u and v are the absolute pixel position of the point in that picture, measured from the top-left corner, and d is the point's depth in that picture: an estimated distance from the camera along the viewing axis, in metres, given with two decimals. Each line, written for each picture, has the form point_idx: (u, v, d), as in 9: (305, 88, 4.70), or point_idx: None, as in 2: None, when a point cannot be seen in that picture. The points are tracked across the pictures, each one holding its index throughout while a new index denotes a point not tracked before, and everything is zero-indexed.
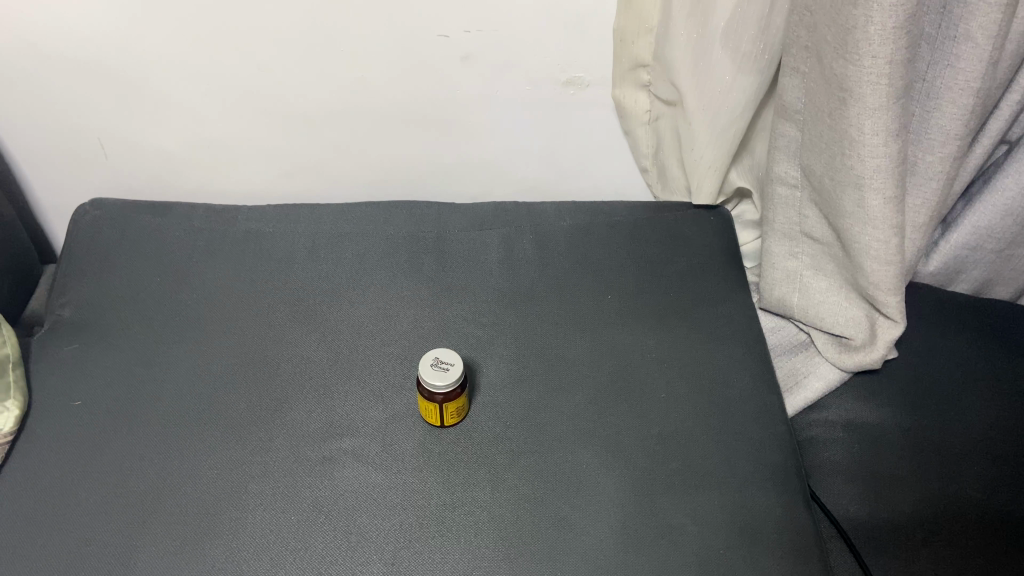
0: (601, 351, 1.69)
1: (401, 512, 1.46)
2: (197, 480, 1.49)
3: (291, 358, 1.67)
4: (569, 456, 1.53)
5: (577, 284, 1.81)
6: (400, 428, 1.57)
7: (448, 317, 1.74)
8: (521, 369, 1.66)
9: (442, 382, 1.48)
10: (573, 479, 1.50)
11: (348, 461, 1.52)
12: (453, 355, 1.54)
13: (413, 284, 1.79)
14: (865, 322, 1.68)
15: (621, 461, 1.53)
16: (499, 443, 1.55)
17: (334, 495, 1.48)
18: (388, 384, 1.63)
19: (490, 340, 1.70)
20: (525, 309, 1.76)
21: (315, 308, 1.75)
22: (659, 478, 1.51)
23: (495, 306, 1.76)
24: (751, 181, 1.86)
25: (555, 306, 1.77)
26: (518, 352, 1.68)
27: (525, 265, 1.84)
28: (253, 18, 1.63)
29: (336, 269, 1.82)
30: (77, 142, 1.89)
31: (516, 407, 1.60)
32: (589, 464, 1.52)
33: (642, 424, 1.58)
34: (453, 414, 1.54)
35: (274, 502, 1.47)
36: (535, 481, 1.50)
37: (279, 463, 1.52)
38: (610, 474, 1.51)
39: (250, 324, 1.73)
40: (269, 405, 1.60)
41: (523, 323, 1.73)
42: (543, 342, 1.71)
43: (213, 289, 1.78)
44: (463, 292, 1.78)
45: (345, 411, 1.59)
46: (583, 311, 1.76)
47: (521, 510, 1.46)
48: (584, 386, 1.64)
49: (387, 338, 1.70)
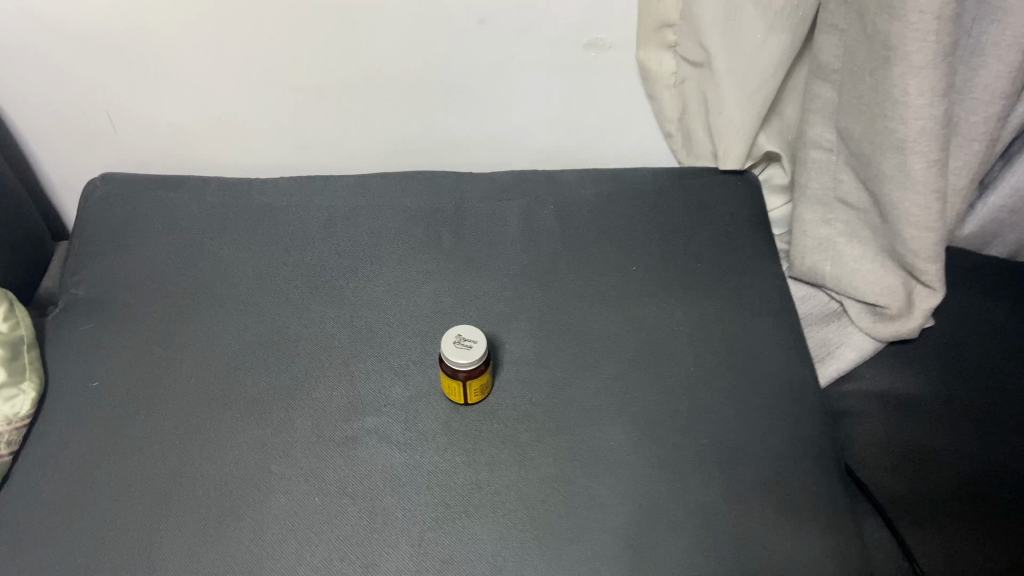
0: (628, 324, 1.64)
1: (427, 493, 1.42)
2: (219, 462, 1.46)
3: (310, 335, 1.63)
4: (597, 433, 1.49)
5: (601, 256, 1.76)
6: (423, 406, 1.53)
7: (470, 290, 1.69)
8: (545, 344, 1.61)
9: (466, 361, 1.43)
10: (602, 456, 1.46)
11: (372, 440, 1.49)
12: (476, 332, 1.49)
13: (432, 257, 1.75)
14: (901, 290, 1.62)
15: (651, 437, 1.49)
16: (525, 420, 1.51)
17: (358, 475, 1.45)
18: (410, 361, 1.59)
19: (512, 314, 1.65)
20: (548, 281, 1.71)
21: (333, 283, 1.71)
22: (691, 455, 1.47)
23: (517, 279, 1.71)
24: (781, 145, 1.78)
25: (578, 278, 1.72)
26: (542, 327, 1.64)
27: (547, 237, 1.78)
28: None
29: (353, 243, 1.77)
30: (85, 117, 1.84)
31: (541, 384, 1.55)
32: (619, 442, 1.48)
33: (672, 400, 1.54)
34: (476, 391, 1.50)
35: (298, 483, 1.44)
36: (563, 460, 1.46)
37: (300, 443, 1.49)
38: (640, 451, 1.47)
39: (267, 300, 1.68)
40: (289, 384, 1.56)
41: (546, 296, 1.68)
42: (567, 315, 1.66)
43: (228, 266, 1.74)
44: (484, 265, 1.73)
45: (366, 389, 1.56)
46: (607, 283, 1.71)
47: (549, 490, 1.42)
48: (610, 360, 1.59)
49: (407, 314, 1.66)
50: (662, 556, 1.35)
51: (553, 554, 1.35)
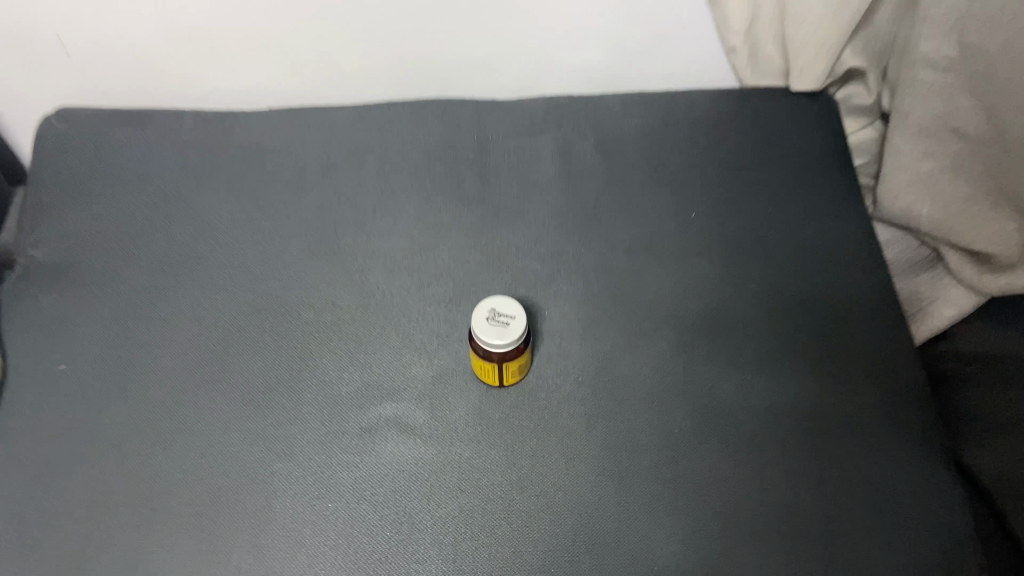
0: (687, 286, 1.40)
1: (460, 495, 1.20)
2: (212, 460, 1.24)
3: (313, 305, 1.38)
4: (658, 418, 1.26)
5: (651, 202, 1.49)
6: (451, 389, 1.30)
7: (499, 249, 1.44)
8: (591, 312, 1.37)
9: (503, 342, 1.19)
10: (666, 447, 1.24)
11: (392, 432, 1.26)
12: (513, 305, 1.24)
13: (453, 209, 1.48)
14: (1017, 237, 1.33)
15: (722, 423, 1.26)
16: (571, 404, 1.28)
17: (377, 476, 1.23)
18: (432, 334, 1.35)
19: (551, 276, 1.41)
20: (590, 236, 1.46)
21: (337, 240, 1.45)
22: (770, 442, 1.24)
23: (553, 234, 1.45)
24: (868, 61, 1.50)
25: (626, 230, 1.46)
26: (586, 291, 1.39)
27: (586, 181, 1.52)
28: None
29: (359, 190, 1.50)
30: (31, 39, 1.53)
31: (589, 360, 1.32)
32: (684, 429, 1.25)
33: (745, 376, 1.30)
34: (514, 373, 1.26)
35: (307, 487, 1.22)
36: (619, 452, 1.23)
37: (308, 437, 1.26)
38: (710, 440, 1.24)
39: (260, 262, 1.43)
40: (290, 364, 1.33)
41: (590, 253, 1.43)
42: (615, 276, 1.41)
43: (213, 221, 1.47)
44: (514, 217, 1.47)
45: (382, 369, 1.32)
46: (661, 236, 1.45)
47: (605, 489, 1.20)
48: (669, 330, 1.35)
49: (426, 277, 1.41)
50: (743, 568, 1.14)
51: (614, 568, 1.14)
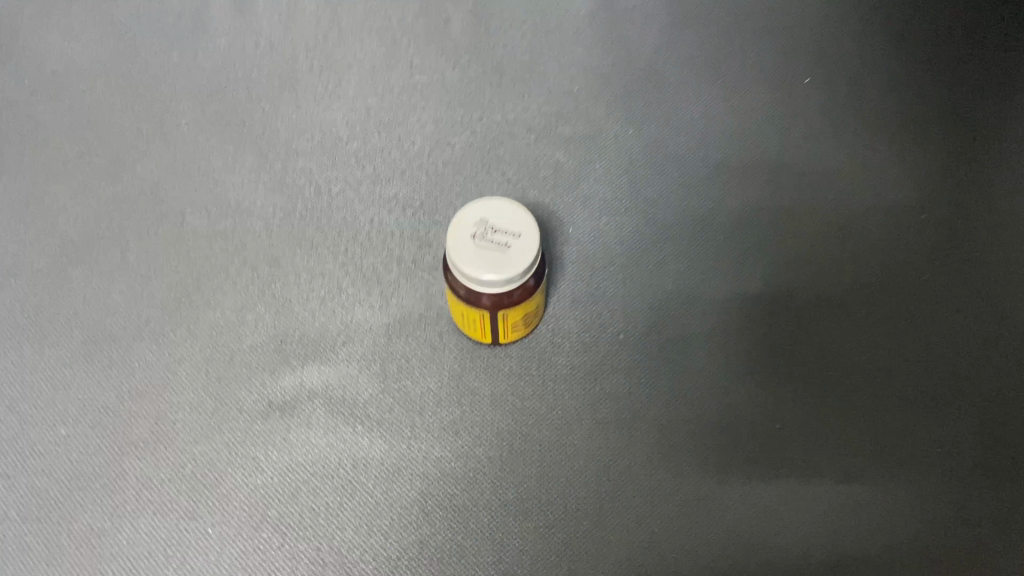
0: (793, 194, 0.89)
1: (421, 525, 0.74)
2: (28, 449, 0.77)
3: (208, 205, 0.89)
4: (744, 410, 0.79)
5: (736, 65, 0.97)
6: (415, 346, 0.82)
7: (499, 127, 0.93)
8: (639, 234, 0.87)
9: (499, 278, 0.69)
10: (757, 460, 0.78)
11: (319, 413, 0.79)
12: (519, 213, 0.72)
13: (430, 66, 0.97)
14: None
15: (844, 425, 0.80)
16: (606, 382, 0.80)
17: (290, 485, 0.76)
18: (388, 258, 0.86)
19: (579, 173, 0.90)
20: (642, 111, 0.94)
21: (250, 104, 0.94)
22: (917, 458, 0.78)
23: (584, 106, 0.94)
24: None
25: (697, 107, 0.94)
26: (632, 200, 0.89)
27: (636, 27, 0.99)
28: None
29: (289, 30, 0.98)
30: None
31: (634, 311, 0.84)
32: (786, 431, 0.79)
33: (879, 349, 0.83)
34: (513, 325, 0.78)
35: (179, 498, 0.75)
36: (682, 465, 0.77)
37: (184, 417, 0.79)
38: (826, 451, 0.78)
39: (131, 133, 0.92)
40: (167, 297, 0.84)
41: (640, 140, 0.92)
42: (679, 177, 0.91)
43: (61, 66, 0.96)
44: (524, 79, 0.96)
45: (309, 311, 0.83)
46: (751, 115, 0.94)
47: (657, 523, 0.75)
48: (763, 264, 0.86)
49: (385, 167, 0.91)
50: None
51: None
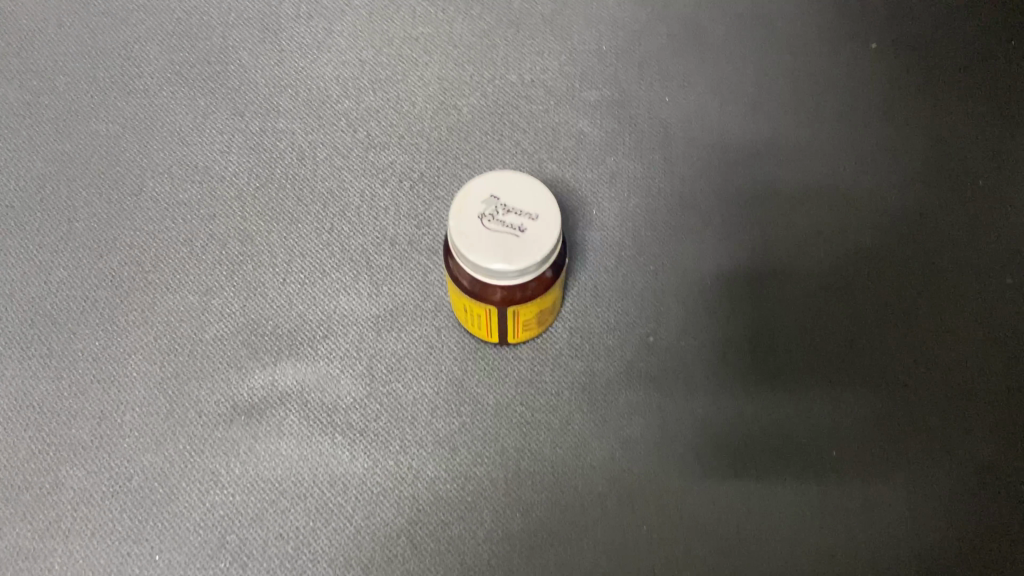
0: (859, 174, 0.75)
1: (409, 559, 0.62)
2: None
3: (173, 171, 0.76)
4: (789, 432, 0.66)
5: (792, 17, 0.82)
6: (408, 343, 0.69)
7: (514, 87, 0.80)
8: (675, 216, 0.74)
9: (509, 268, 0.57)
10: (807, 491, 0.65)
11: (290, 419, 0.66)
12: (540, 191, 0.60)
13: (434, 17, 0.84)
14: None
15: (910, 451, 0.66)
16: (633, 394, 0.68)
17: (255, 506, 0.64)
18: (380, 239, 0.73)
19: (605, 145, 0.77)
20: (680, 73, 0.80)
21: (226, 55, 0.82)
22: (999, 493, 0.65)
23: (612, 68, 0.81)
24: None
25: (744, 68, 0.81)
26: (666, 176, 0.76)
27: None
28: None
29: None
30: None
31: (667, 308, 0.71)
32: (840, 457, 0.66)
33: (946, 359, 0.69)
34: (523, 323, 0.65)
35: (123, 518, 0.63)
36: (716, 495, 0.64)
37: (133, 421, 0.67)
38: (890, 482, 0.65)
39: (90, 86, 0.80)
40: (120, 276, 0.72)
41: (678, 107, 0.79)
42: (723, 148, 0.77)
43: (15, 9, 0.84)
44: (543, 33, 0.83)
45: (284, 298, 0.71)
46: (808, 79, 0.80)
47: (690, 565, 0.62)
48: (820, 257, 0.73)
49: (380, 131, 0.78)
50: None
51: None
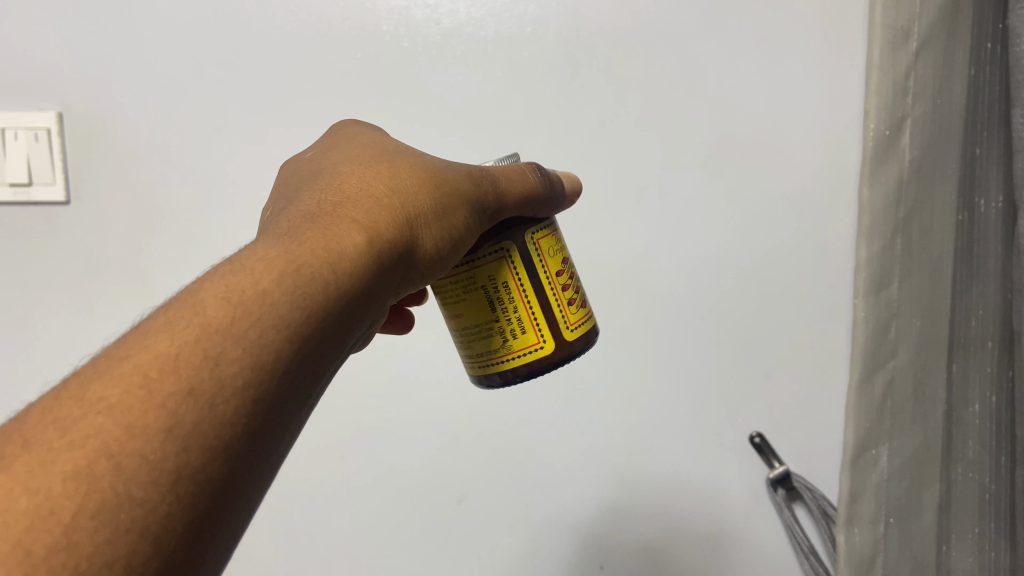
0: (837, 225, 0.61)
1: None
2: None
3: (95, 270, 0.65)
4: (914, 520, 0.36)
5: (818, 543, 0.62)
6: None
7: (697, 257, 0.63)
8: (812, 445, 0.63)
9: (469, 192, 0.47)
10: (916, 255, 0.33)
11: (448, 542, 0.67)
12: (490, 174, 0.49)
13: (354, 502, 0.67)
14: None
15: (901, 65, 0.31)
16: (773, 35, 0.61)
17: None
18: (327, 90, 0.63)
19: (566, 476, 0.66)
20: (670, 416, 0.64)
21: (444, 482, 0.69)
22: None
23: (598, 535, 0.65)
24: None
25: (744, 471, 0.63)
26: (634, 382, 0.65)
27: (824, 60, 0.60)
28: (183, 163, 0.64)
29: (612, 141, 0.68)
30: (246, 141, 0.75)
31: None
32: (962, 414, 0.37)
33: None
34: (577, 301, 0.47)
35: None
36: (875, 258, 0.32)
37: (45, 13, 0.62)
38: (975, 145, 0.35)
39: None
40: (22, 308, 0.65)
41: (657, 411, 0.64)
42: (723, 428, 0.64)
43: (436, 374, 0.66)
44: (634, 197, 0.63)
45: (197, 91, 0.63)
46: (803, 368, 0.63)
47: None
48: (809, 130, 0.61)
49: (441, 398, 0.66)
50: None
51: None
